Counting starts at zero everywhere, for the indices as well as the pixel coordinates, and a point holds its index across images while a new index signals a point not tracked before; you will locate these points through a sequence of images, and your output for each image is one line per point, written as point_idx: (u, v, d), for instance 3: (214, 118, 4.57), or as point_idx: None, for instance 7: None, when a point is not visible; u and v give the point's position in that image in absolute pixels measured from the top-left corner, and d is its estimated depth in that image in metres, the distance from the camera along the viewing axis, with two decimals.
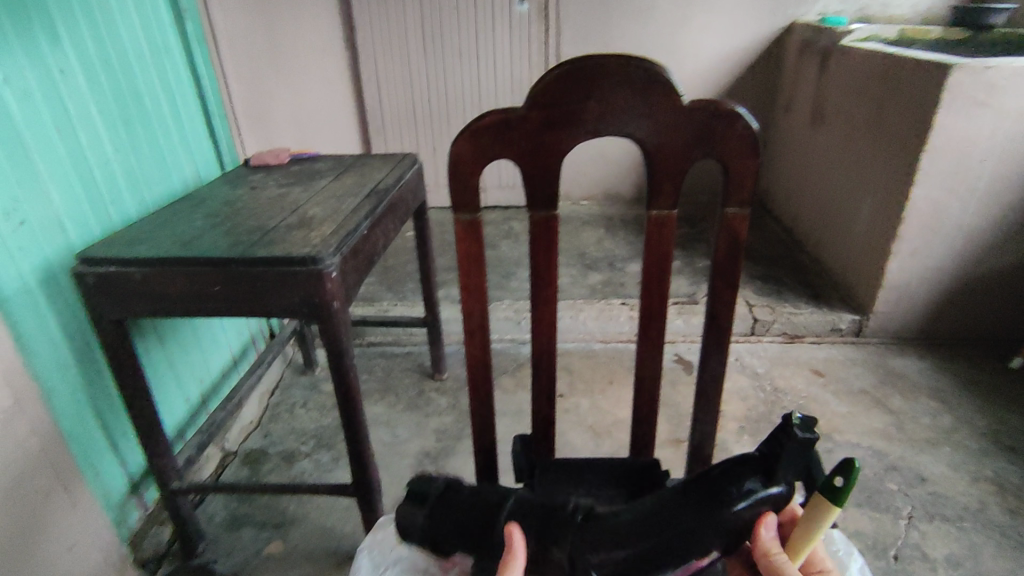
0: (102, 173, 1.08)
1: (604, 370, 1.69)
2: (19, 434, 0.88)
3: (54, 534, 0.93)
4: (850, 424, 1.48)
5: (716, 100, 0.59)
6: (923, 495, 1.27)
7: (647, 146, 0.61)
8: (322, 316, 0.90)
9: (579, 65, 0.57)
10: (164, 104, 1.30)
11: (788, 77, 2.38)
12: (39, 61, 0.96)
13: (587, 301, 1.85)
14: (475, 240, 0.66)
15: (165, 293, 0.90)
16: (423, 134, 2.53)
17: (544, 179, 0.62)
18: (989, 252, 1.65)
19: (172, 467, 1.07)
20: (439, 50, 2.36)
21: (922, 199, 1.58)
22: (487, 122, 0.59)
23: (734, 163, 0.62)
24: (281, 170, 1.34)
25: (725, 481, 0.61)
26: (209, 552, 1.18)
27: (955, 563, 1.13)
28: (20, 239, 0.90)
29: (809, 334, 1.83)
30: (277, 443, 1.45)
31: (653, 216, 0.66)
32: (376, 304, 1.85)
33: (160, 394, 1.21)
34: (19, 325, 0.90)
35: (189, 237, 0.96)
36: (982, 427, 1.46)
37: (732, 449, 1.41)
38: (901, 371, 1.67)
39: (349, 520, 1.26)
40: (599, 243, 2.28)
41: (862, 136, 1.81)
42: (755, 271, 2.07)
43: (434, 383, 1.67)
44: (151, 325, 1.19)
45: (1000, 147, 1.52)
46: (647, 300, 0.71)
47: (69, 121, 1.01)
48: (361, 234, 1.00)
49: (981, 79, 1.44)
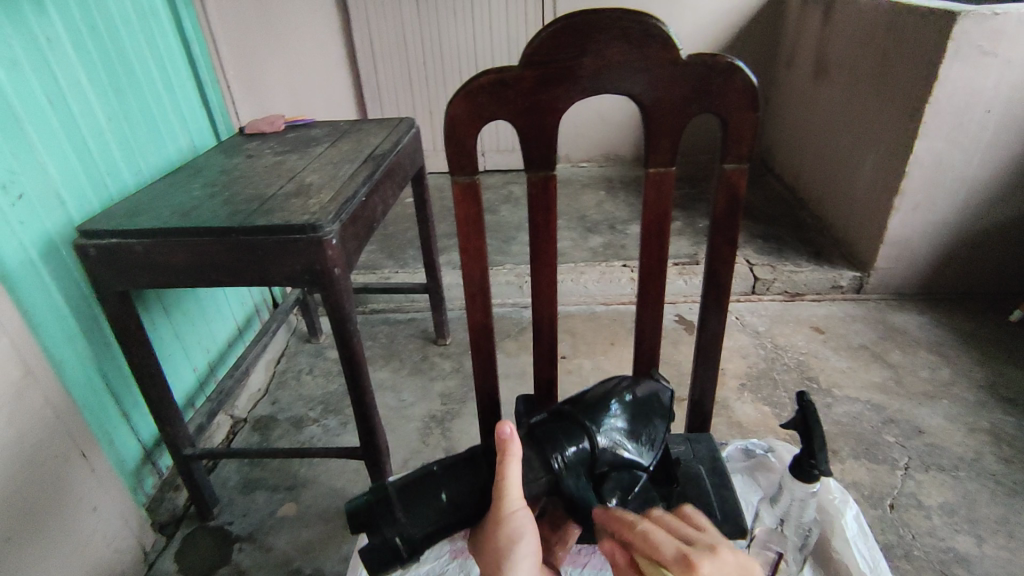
0: (96, 144, 1.07)
1: (606, 332, 1.70)
2: (34, 404, 0.90)
3: (76, 496, 0.97)
4: (849, 379, 1.50)
5: (714, 54, 0.58)
6: (920, 446, 1.30)
7: (644, 103, 0.60)
8: (324, 283, 0.90)
9: (575, 20, 0.56)
10: (154, 73, 1.28)
11: (790, 30, 2.32)
12: (25, 31, 0.94)
13: (588, 264, 1.85)
14: (473, 202, 0.65)
15: (166, 264, 0.90)
16: (419, 98, 2.49)
17: (541, 138, 0.62)
18: (992, 204, 1.64)
19: (184, 434, 1.09)
20: (433, 10, 2.31)
21: (926, 151, 1.56)
22: (482, 82, 0.58)
23: (733, 116, 0.61)
24: (276, 138, 1.33)
25: (600, 407, 0.65)
26: (225, 514, 1.22)
27: (949, 511, 1.16)
28: (21, 213, 0.91)
29: (809, 292, 1.83)
30: (286, 409, 1.48)
31: (652, 173, 0.65)
32: (377, 272, 1.86)
33: (168, 363, 1.23)
34: (25, 299, 0.91)
35: (187, 207, 0.96)
36: (980, 379, 1.48)
37: (732, 405, 1.43)
38: (901, 327, 1.68)
39: (359, 481, 1.29)
40: (599, 205, 2.27)
41: (864, 90, 1.79)
42: (756, 229, 2.07)
43: (437, 348, 1.69)
44: (155, 297, 1.19)
45: (1006, 98, 1.49)
46: (647, 258, 0.71)
47: (60, 91, 1.00)
48: (360, 200, 1.00)
49: (988, 27, 1.41)
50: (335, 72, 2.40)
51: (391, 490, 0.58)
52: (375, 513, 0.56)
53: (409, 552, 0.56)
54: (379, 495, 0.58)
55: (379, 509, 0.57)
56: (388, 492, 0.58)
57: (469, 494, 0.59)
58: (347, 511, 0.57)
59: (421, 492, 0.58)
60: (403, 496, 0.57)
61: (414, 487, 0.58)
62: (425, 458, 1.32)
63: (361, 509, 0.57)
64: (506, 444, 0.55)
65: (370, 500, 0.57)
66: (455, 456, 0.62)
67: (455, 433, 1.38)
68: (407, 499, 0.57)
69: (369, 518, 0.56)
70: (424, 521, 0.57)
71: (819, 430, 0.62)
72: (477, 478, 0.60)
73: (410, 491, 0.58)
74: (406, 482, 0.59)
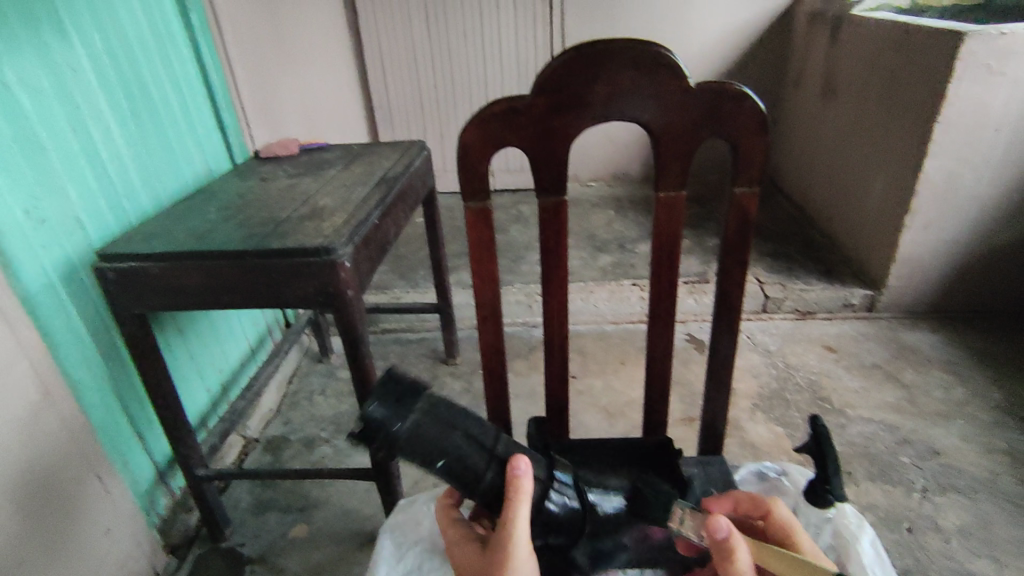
0: (115, 169, 1.10)
1: (616, 351, 1.70)
2: (51, 425, 0.91)
3: (90, 517, 0.98)
4: (863, 399, 1.48)
5: (722, 81, 0.59)
6: (936, 468, 1.28)
7: (654, 128, 0.61)
8: (337, 305, 0.92)
9: (585, 50, 0.58)
10: (172, 99, 1.31)
11: (797, 50, 2.34)
12: (49, 61, 0.97)
13: (597, 283, 1.86)
14: (485, 226, 0.66)
15: (183, 287, 0.92)
16: (430, 119, 2.53)
17: (553, 164, 0.63)
18: (1004, 221, 1.63)
19: (197, 454, 1.10)
20: (443, 34, 2.35)
21: (936, 170, 1.56)
22: (494, 110, 0.60)
23: (742, 141, 0.62)
24: (290, 161, 1.35)
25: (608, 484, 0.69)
26: (236, 535, 1.22)
27: (968, 534, 1.14)
28: (43, 237, 0.93)
29: (821, 310, 1.83)
30: (297, 430, 1.49)
31: (662, 197, 0.66)
32: (388, 292, 1.87)
33: (182, 384, 1.24)
34: (45, 322, 0.92)
35: (204, 231, 0.98)
36: (998, 399, 1.45)
37: (744, 426, 1.42)
38: (915, 346, 1.66)
39: (370, 503, 1.29)
40: (608, 224, 2.28)
41: (872, 109, 1.79)
42: (766, 248, 2.06)
43: (447, 367, 1.69)
44: (171, 319, 1.21)
45: (1016, 116, 1.49)
46: (658, 280, 0.71)
47: (82, 119, 1.03)
48: (373, 223, 1.01)
49: (994, 47, 1.41)
50: (348, 95, 2.45)
51: (421, 407, 0.55)
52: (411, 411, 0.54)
53: (393, 457, 0.54)
54: (428, 407, 0.55)
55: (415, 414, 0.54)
56: (438, 414, 0.55)
57: (460, 478, 0.56)
58: (385, 375, 0.55)
59: (433, 438, 0.55)
60: (421, 422, 0.54)
61: (436, 427, 0.55)
62: (436, 479, 1.32)
63: (393, 390, 0.54)
64: (519, 482, 0.55)
65: (404, 392, 0.55)
66: (484, 436, 0.58)
67: None
68: (420, 433, 0.54)
69: (399, 412, 0.54)
70: (414, 455, 0.54)
71: (833, 452, 0.62)
72: (479, 470, 0.57)
73: (428, 428, 0.55)
74: (434, 414, 0.55)
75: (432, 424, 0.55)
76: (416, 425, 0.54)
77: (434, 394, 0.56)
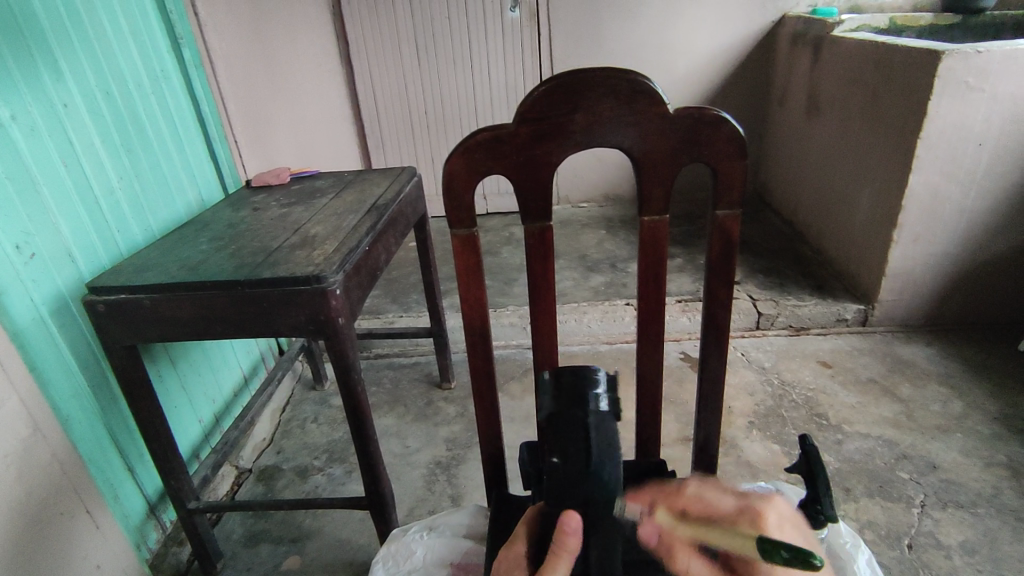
0: (107, 202, 1.11)
1: (610, 371, 1.70)
2: (41, 460, 0.90)
3: (79, 554, 0.96)
4: (859, 415, 1.48)
5: (701, 107, 0.60)
6: (935, 483, 1.27)
7: (636, 154, 0.62)
8: (328, 333, 0.91)
9: (566, 80, 0.59)
10: (164, 131, 1.32)
11: (781, 70, 2.39)
12: (42, 97, 0.98)
13: (590, 303, 1.86)
14: (473, 252, 0.67)
15: (173, 318, 0.92)
16: (421, 144, 2.55)
17: (537, 191, 0.64)
18: (991, 234, 1.65)
19: (188, 487, 1.09)
20: (433, 61, 2.39)
21: (921, 185, 1.58)
22: (478, 140, 0.60)
23: (722, 164, 0.63)
24: (282, 190, 1.36)
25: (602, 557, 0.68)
26: (229, 569, 1.20)
27: (970, 550, 1.13)
28: (33, 271, 0.93)
29: (814, 326, 1.83)
30: (290, 459, 1.47)
31: (646, 221, 0.67)
32: (381, 317, 1.87)
33: (174, 415, 1.24)
34: (34, 356, 0.92)
35: (195, 262, 0.98)
36: (992, 412, 1.45)
37: (741, 444, 1.41)
38: (909, 359, 1.67)
39: (365, 532, 1.27)
40: (600, 244, 2.29)
41: (856, 126, 1.82)
42: (757, 264, 2.08)
43: (442, 392, 1.68)
44: (162, 350, 1.21)
45: (997, 131, 1.52)
46: (645, 303, 0.72)
47: (75, 153, 1.04)
48: (363, 250, 1.01)
49: (972, 65, 1.44)
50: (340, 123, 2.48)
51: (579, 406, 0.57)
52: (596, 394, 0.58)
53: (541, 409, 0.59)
54: (612, 413, 0.58)
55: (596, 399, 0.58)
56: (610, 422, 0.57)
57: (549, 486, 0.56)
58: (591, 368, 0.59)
59: (562, 434, 0.56)
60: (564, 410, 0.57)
61: (570, 432, 0.56)
62: (431, 506, 1.30)
63: (577, 377, 0.59)
64: (565, 533, 0.52)
65: (582, 387, 0.58)
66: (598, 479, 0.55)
67: (461, 479, 1.37)
68: (560, 423, 0.57)
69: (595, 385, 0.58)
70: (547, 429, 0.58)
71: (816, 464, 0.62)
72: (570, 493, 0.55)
73: (566, 427, 0.56)
74: (581, 421, 0.56)
75: (595, 419, 0.56)
76: (565, 412, 0.57)
77: (610, 420, 0.57)
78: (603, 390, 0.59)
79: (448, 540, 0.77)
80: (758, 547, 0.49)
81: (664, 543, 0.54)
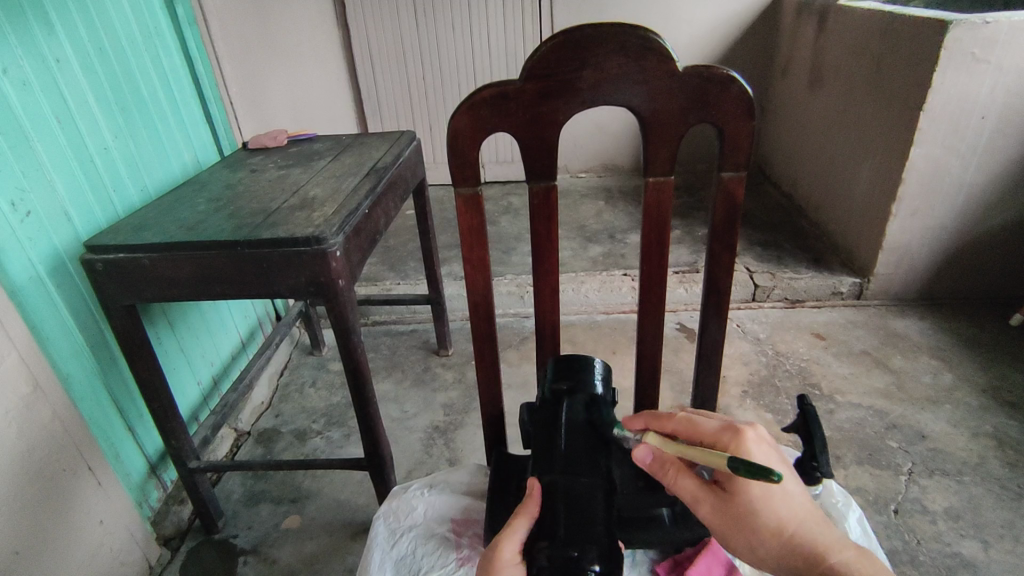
0: (102, 160, 1.09)
1: (607, 341, 1.71)
2: (43, 418, 0.91)
3: (82, 511, 0.97)
4: (851, 385, 1.50)
5: (710, 65, 0.59)
6: (923, 452, 1.30)
7: (642, 113, 0.62)
8: (328, 295, 0.91)
9: (574, 34, 0.58)
10: (159, 89, 1.30)
11: (785, 40, 2.35)
12: (34, 50, 0.96)
13: (588, 273, 1.86)
14: (476, 213, 0.67)
15: (172, 277, 0.91)
16: (419, 111, 2.52)
17: (542, 151, 0.63)
18: (991, 208, 1.65)
19: (189, 446, 1.09)
20: (432, 24, 2.33)
21: (922, 157, 1.58)
22: (485, 96, 0.60)
23: (729, 125, 0.62)
24: (280, 153, 1.34)
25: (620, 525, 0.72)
26: (229, 528, 1.22)
27: (954, 515, 1.16)
28: (29, 228, 0.92)
29: (809, 298, 1.84)
30: (289, 422, 1.49)
31: (651, 182, 0.67)
32: (379, 284, 1.87)
33: (174, 377, 1.24)
34: (32, 314, 0.91)
35: (194, 221, 0.97)
36: (981, 383, 1.48)
37: (735, 413, 1.43)
38: (902, 332, 1.68)
39: (363, 493, 1.29)
40: (598, 215, 2.28)
41: (860, 98, 1.81)
42: (755, 237, 2.08)
43: (439, 358, 1.69)
44: (160, 312, 1.20)
45: (1002, 104, 1.51)
46: (647, 266, 0.72)
47: (68, 109, 1.02)
48: (363, 213, 1.01)
49: (980, 36, 1.42)
50: (336, 87, 2.43)
51: (555, 391, 0.67)
52: (577, 374, 0.68)
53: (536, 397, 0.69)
54: (593, 393, 0.67)
55: (581, 378, 0.68)
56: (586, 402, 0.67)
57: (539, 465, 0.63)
58: (566, 356, 0.70)
59: (544, 418, 0.66)
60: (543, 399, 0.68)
61: (546, 415, 0.66)
62: (429, 468, 1.32)
63: (563, 368, 0.69)
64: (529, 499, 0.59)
65: (567, 370, 0.68)
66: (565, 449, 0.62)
67: (458, 444, 1.38)
68: (542, 410, 0.67)
69: (586, 369, 0.68)
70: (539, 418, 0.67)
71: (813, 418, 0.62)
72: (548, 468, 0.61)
73: (546, 413, 0.66)
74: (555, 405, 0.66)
75: (569, 403, 0.66)
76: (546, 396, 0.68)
77: (583, 399, 0.67)
78: (596, 375, 0.69)
79: (448, 497, 0.79)
80: (726, 461, 0.52)
81: (655, 463, 0.58)
